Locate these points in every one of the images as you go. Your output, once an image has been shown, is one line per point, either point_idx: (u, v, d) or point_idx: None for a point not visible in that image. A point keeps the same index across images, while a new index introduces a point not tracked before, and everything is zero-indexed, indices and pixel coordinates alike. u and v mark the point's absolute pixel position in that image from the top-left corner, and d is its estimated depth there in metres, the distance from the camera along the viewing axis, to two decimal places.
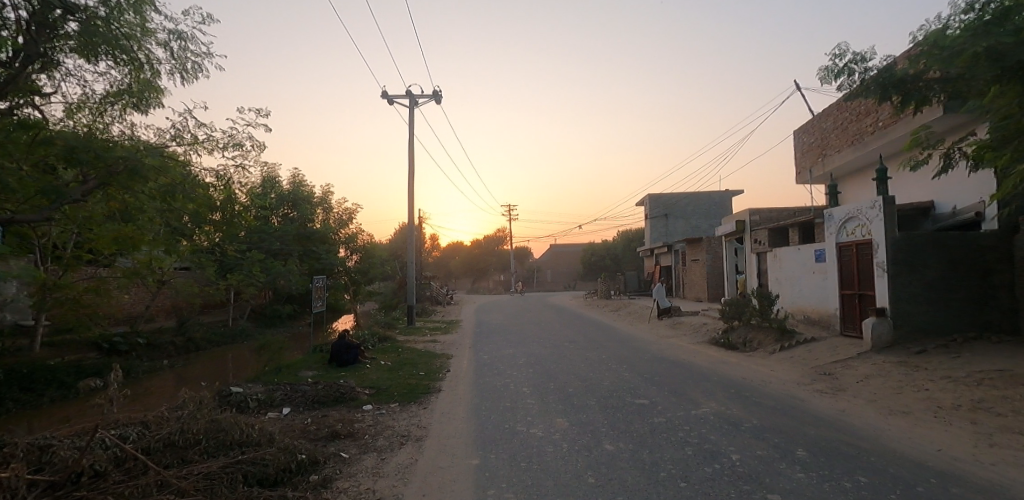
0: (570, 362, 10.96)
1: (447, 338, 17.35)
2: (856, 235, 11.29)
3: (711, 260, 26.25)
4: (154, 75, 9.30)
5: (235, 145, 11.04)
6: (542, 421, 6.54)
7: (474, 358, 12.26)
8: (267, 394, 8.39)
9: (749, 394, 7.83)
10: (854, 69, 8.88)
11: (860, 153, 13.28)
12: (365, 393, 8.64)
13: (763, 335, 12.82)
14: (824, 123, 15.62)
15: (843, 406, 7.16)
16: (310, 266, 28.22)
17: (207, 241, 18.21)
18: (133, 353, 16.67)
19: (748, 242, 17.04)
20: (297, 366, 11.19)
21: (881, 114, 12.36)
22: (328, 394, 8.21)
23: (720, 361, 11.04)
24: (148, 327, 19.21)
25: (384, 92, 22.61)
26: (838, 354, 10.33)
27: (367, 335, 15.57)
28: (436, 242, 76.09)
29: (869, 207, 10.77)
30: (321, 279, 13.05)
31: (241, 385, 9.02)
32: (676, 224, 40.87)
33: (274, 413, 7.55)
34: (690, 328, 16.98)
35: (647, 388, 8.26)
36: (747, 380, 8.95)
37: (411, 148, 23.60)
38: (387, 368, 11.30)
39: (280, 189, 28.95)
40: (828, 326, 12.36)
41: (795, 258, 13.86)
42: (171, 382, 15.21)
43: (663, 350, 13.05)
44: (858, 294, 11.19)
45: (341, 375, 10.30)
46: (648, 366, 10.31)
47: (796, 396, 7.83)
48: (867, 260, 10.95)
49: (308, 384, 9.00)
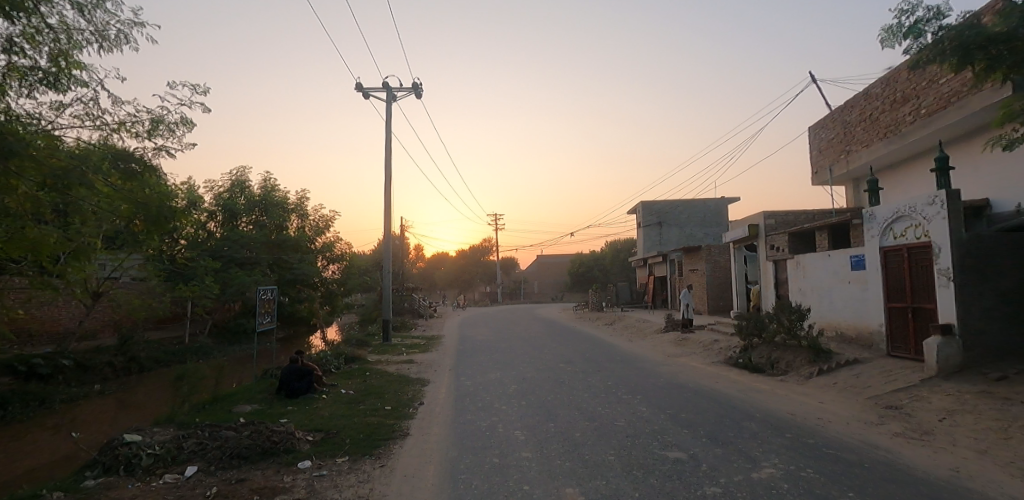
0: (571, 393, 8.97)
1: (425, 358, 15.24)
2: (905, 237, 9.59)
3: (711, 269, 24.59)
4: (69, 45, 6.44)
5: (182, 122, 8.25)
6: (545, 495, 4.54)
7: (454, 387, 10.18)
8: (172, 444, 6.27)
9: (815, 443, 5.92)
10: (924, 30, 7.21)
11: (900, 145, 11.70)
12: (306, 441, 6.52)
13: (792, 355, 10.99)
14: (850, 115, 14.01)
15: (953, 463, 5.25)
16: (279, 276, 25.84)
17: (148, 247, 15.87)
18: (58, 377, 14.32)
19: (764, 250, 15.31)
20: (236, 399, 9.05)
21: (928, 99, 10.89)
22: (256, 443, 6.12)
23: (751, 389, 9.18)
24: (83, 345, 16.83)
25: (358, 84, 20.57)
26: (894, 382, 8.51)
27: (331, 356, 13.40)
28: (419, 252, 74.19)
29: (925, 203, 9.03)
30: (270, 291, 10.85)
31: (142, 429, 6.86)
32: (669, 233, 39.32)
33: (170, 477, 5.44)
34: (699, 344, 15.11)
35: (678, 432, 6.31)
36: (800, 417, 7.08)
37: (389, 146, 21.55)
38: (346, 399, 9.20)
39: (249, 193, 26.71)
40: (869, 344, 10.55)
41: (824, 265, 12.15)
42: (98, 412, 12.90)
43: (676, 373, 11.16)
44: (911, 307, 9.42)
45: (285, 412, 8.19)
46: (666, 398, 8.40)
47: (877, 445, 5.92)
48: (923, 267, 9.18)
49: (233, 428, 6.86)
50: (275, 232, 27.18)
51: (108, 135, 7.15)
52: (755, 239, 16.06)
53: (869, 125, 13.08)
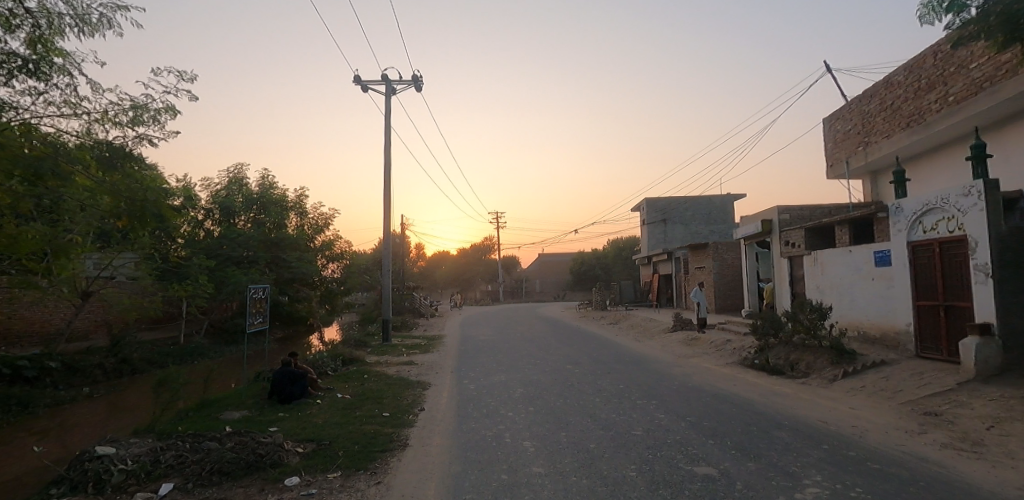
0: (581, 398, 8.39)
1: (427, 359, 14.69)
2: (936, 231, 9.01)
3: (719, 267, 23.99)
4: (50, 31, 5.90)
5: (170, 111, 7.69)
6: None
7: (456, 391, 9.59)
8: (148, 458, 5.69)
9: (857, 456, 5.34)
10: (967, 4, 6.61)
11: (925, 135, 11.11)
12: (296, 453, 5.95)
13: (813, 356, 10.41)
14: (869, 105, 13.41)
15: (1017, 480, 4.67)
16: (278, 275, 25.32)
17: (138, 244, 15.30)
18: (45, 379, 13.81)
19: (778, 246, 14.73)
20: (225, 405, 8.51)
21: (957, 85, 10.30)
22: (240, 456, 5.56)
23: (773, 393, 8.62)
24: (73, 346, 16.31)
25: (357, 76, 19.99)
26: (928, 385, 7.93)
27: (327, 357, 12.84)
28: (420, 251, 73.60)
29: (960, 195, 8.43)
30: (262, 289, 10.32)
31: (118, 440, 6.29)
32: (674, 230, 38.73)
33: (142, 496, 4.88)
34: (710, 344, 14.54)
35: (703, 443, 5.75)
36: (833, 426, 6.52)
37: (388, 140, 20.96)
38: (341, 405, 8.62)
39: (246, 191, 26.16)
40: (896, 345, 9.98)
41: (845, 261, 11.56)
42: (85, 415, 12.38)
43: (690, 375, 10.61)
44: (943, 306, 8.85)
45: (276, 419, 7.64)
46: (685, 403, 7.83)
47: (924, 459, 5.34)
48: (957, 263, 8.59)
49: (216, 439, 6.28)
50: (274, 230, 26.60)
51: (90, 125, 6.60)
52: (769, 234, 15.47)
53: (890, 114, 12.51)
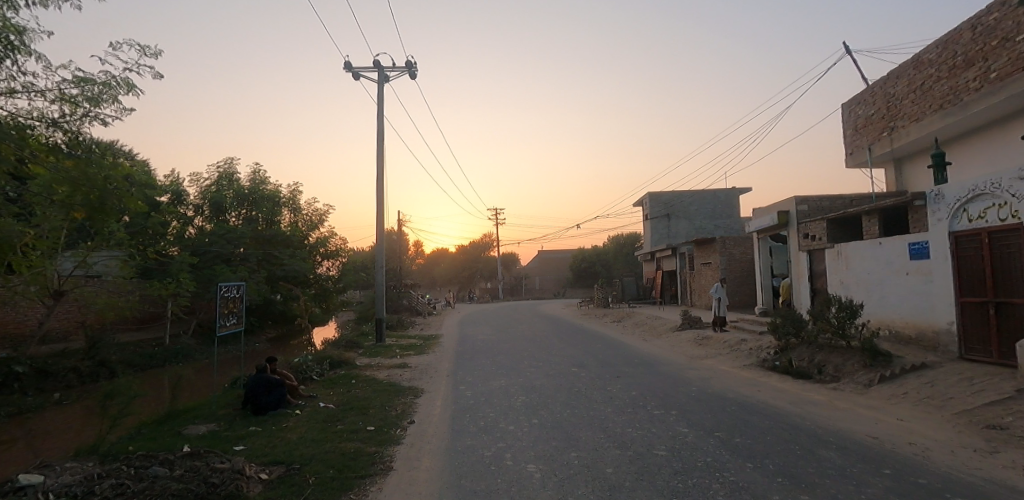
0: (590, 408, 7.47)
1: (421, 362, 13.78)
2: (982, 220, 8.12)
3: (726, 262, 23.10)
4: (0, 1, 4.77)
5: None
6: None
7: (452, 400, 8.65)
8: (77, 490, 4.73)
9: (930, 485, 4.42)
10: None
11: (962, 117, 10.22)
12: (258, 481, 5.02)
13: (842, 357, 9.50)
14: (895, 87, 12.49)
15: None
16: (269, 273, 24.39)
17: (112, 240, 14.29)
18: (12, 385, 12.89)
19: (797, 239, 13.78)
20: (193, 417, 7.60)
21: (999, 61, 9.39)
22: (187, 487, 4.61)
23: (804, 401, 7.71)
24: (46, 350, 15.37)
25: (348, 63, 19.05)
26: (982, 392, 7.02)
27: (313, 361, 11.92)
28: (417, 248, 72.64)
29: (1014, 178, 7.53)
30: (236, 288, 9.36)
31: (51, 466, 5.36)
32: (678, 225, 37.83)
33: None
34: (724, 343, 13.64)
35: (741, 467, 4.85)
36: (885, 443, 5.62)
37: (382, 131, 20.01)
38: (321, 416, 7.71)
39: (237, 186, 24.93)
40: (935, 346, 9.09)
41: (874, 255, 10.66)
42: (51, 423, 11.47)
43: (708, 380, 9.69)
44: (991, 303, 7.95)
45: (245, 434, 6.73)
46: (708, 415, 6.92)
47: (1011, 487, 4.42)
48: (1009, 254, 7.69)
49: (167, 463, 5.34)
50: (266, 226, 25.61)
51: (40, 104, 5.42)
52: (786, 226, 14.53)
53: (919, 96, 11.58)
